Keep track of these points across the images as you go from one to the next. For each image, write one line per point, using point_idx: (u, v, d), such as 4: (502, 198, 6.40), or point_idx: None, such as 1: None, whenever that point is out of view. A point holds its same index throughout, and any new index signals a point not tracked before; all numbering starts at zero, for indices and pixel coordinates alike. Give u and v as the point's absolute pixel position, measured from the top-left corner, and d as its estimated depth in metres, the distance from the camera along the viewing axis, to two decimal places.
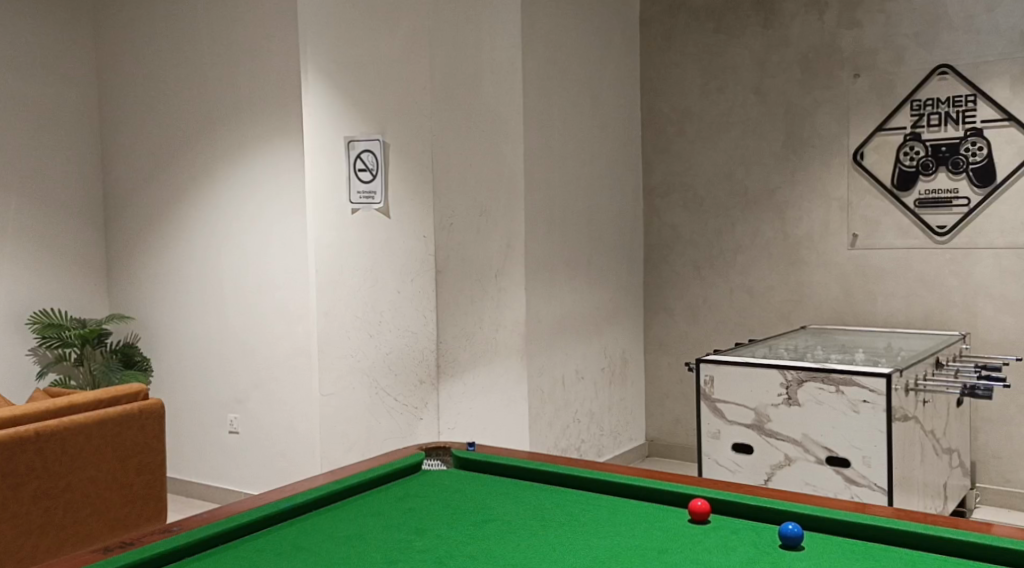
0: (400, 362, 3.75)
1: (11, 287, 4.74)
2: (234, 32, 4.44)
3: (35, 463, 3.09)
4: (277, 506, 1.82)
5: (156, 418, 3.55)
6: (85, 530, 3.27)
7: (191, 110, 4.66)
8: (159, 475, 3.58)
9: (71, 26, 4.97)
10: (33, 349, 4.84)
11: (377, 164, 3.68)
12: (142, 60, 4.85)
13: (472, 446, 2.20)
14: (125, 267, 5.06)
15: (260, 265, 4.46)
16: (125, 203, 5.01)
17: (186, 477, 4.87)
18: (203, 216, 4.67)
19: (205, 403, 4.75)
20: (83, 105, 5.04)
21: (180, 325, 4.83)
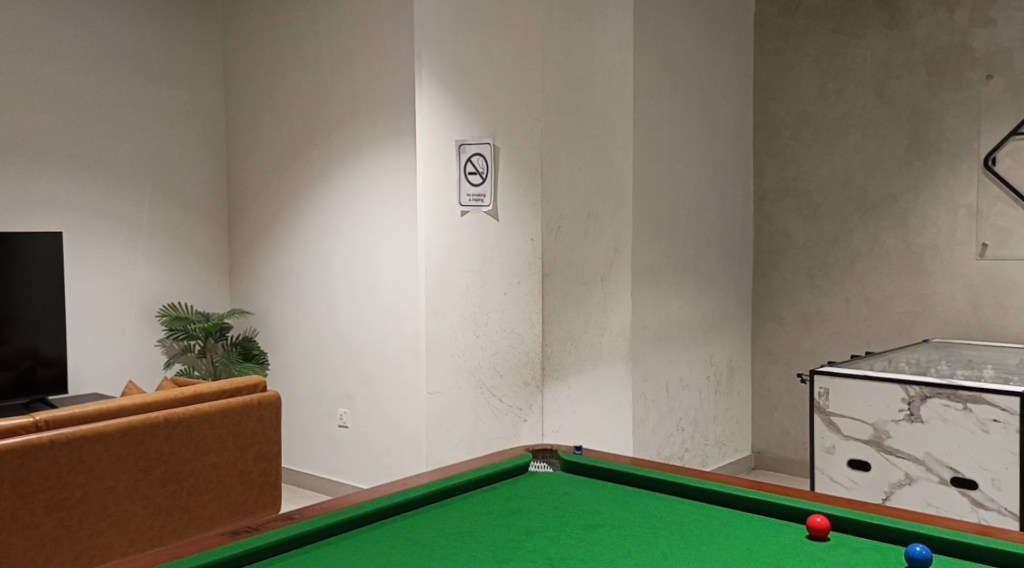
0: (506, 364, 3.72)
1: (144, 281, 5.03)
2: (352, 38, 4.59)
3: (164, 447, 3.28)
4: (391, 499, 1.87)
5: (273, 410, 3.71)
6: (207, 514, 3.44)
7: (310, 114, 4.84)
8: (275, 465, 3.73)
9: (201, 35, 5.24)
10: (161, 341, 5.11)
11: (487, 167, 3.70)
12: (265, 66, 5.08)
13: (579, 450, 2.21)
14: (245, 264, 5.30)
15: (371, 265, 4.60)
16: (248, 204, 5.25)
17: (298, 468, 5.05)
18: (319, 216, 4.85)
19: (317, 397, 4.93)
20: (211, 109, 5.31)
21: (295, 321, 5.02)
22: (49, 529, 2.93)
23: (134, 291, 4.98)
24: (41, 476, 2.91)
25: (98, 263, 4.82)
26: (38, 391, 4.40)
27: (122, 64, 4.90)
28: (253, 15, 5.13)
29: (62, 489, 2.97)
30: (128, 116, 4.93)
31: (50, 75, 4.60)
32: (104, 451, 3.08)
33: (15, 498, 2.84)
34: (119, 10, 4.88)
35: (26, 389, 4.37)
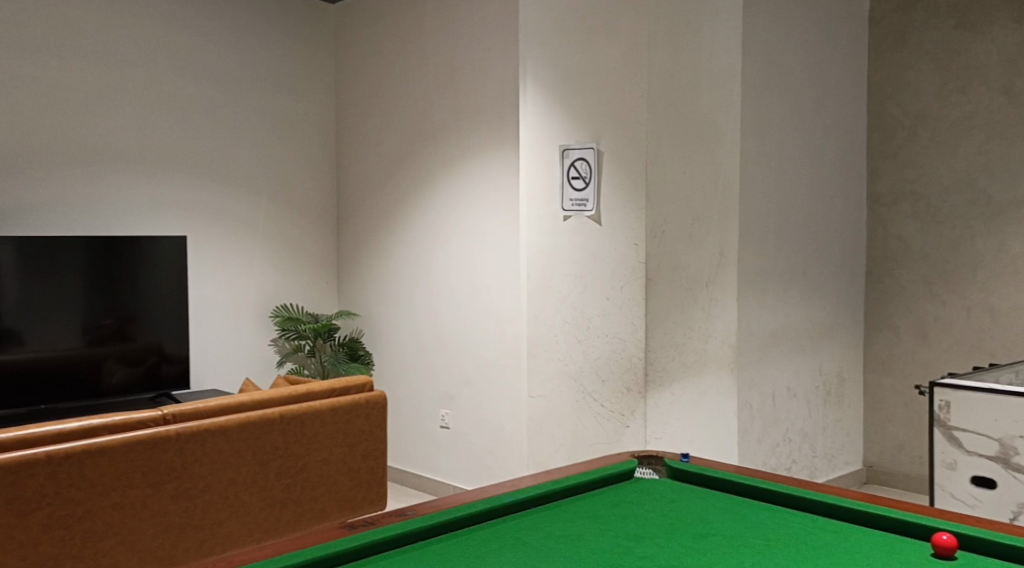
0: (608, 370, 3.71)
1: (259, 283, 5.25)
2: (457, 47, 4.68)
3: (279, 442, 3.42)
4: (500, 499, 1.91)
5: (380, 409, 3.81)
6: (317, 508, 3.58)
7: (416, 121, 4.95)
8: (381, 463, 3.83)
9: (315, 48, 5.45)
10: (274, 340, 5.32)
11: (590, 172, 3.71)
12: (374, 75, 5.23)
13: (686, 457, 2.19)
14: (353, 267, 5.47)
15: (473, 267, 4.67)
16: (356, 209, 5.42)
17: (401, 467, 5.17)
18: (424, 220, 4.96)
19: (421, 397, 5.02)
20: (322, 118, 5.51)
21: (399, 323, 5.15)
22: (175, 517, 3.10)
23: (250, 292, 5.20)
24: (168, 467, 3.08)
25: (218, 266, 5.06)
26: (164, 386, 4.58)
27: (242, 76, 5.12)
28: (362, 26, 5.30)
29: (187, 480, 3.14)
30: (247, 125, 5.16)
31: (177, 87, 4.85)
32: (225, 444, 3.24)
33: (145, 486, 3.02)
34: (239, 24, 5.10)
35: (152, 385, 4.54)
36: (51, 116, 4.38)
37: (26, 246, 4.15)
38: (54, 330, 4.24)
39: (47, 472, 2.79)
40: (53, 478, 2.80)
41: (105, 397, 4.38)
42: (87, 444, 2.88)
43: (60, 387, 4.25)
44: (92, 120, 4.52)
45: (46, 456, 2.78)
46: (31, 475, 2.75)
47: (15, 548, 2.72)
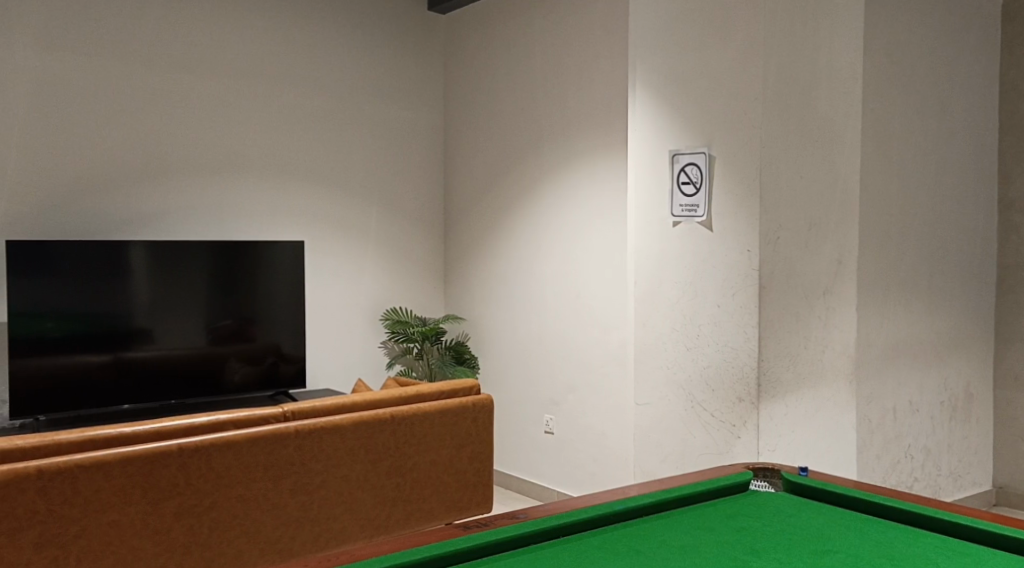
0: (718, 379, 3.64)
1: (370, 287, 5.39)
2: (565, 53, 4.69)
3: (390, 442, 3.50)
4: (611, 507, 1.90)
5: (488, 412, 3.83)
6: (425, 508, 3.65)
7: (524, 127, 4.99)
8: (487, 466, 3.86)
9: (426, 58, 5.58)
10: (384, 342, 5.45)
11: (701, 177, 3.65)
12: (482, 82, 5.30)
13: (804, 471, 2.13)
14: (461, 272, 5.56)
15: (579, 273, 4.66)
16: (464, 214, 5.50)
17: (505, 471, 5.20)
18: (530, 226, 4.98)
19: (526, 402, 5.04)
20: (432, 126, 5.62)
21: (504, 327, 5.19)
22: (292, 511, 3.23)
23: (362, 296, 5.35)
24: (287, 462, 3.20)
25: (333, 270, 5.22)
26: (281, 385, 4.76)
27: (356, 85, 5.28)
28: (472, 34, 5.38)
29: (304, 475, 3.25)
30: (361, 133, 5.31)
31: (296, 97, 5.03)
32: (339, 442, 3.34)
33: (266, 480, 3.15)
34: (355, 35, 5.26)
35: (271, 383, 4.72)
36: (181, 128, 4.62)
37: (155, 249, 4.36)
38: (181, 329, 4.45)
39: (178, 463, 2.94)
40: (183, 470, 2.96)
41: (227, 394, 4.58)
42: (214, 438, 3.02)
43: (187, 385, 4.46)
44: (218, 131, 4.75)
45: (177, 449, 2.94)
46: (164, 465, 2.92)
47: (149, 534, 2.89)
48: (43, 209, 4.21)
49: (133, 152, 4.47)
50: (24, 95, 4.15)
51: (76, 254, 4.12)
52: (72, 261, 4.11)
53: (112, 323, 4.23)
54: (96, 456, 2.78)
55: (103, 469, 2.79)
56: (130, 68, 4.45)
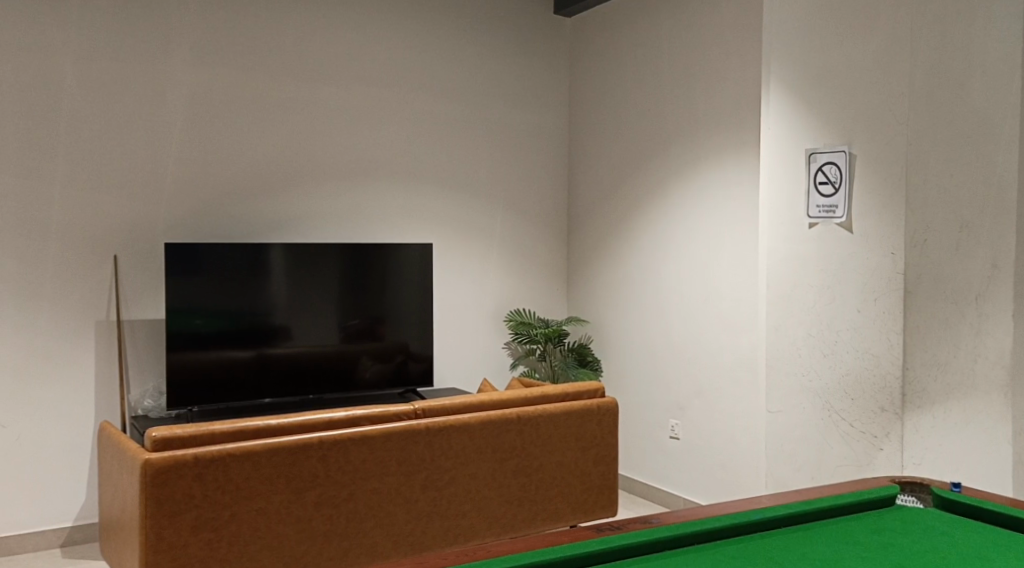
0: (858, 388, 3.49)
1: (495, 288, 5.46)
2: (694, 54, 4.62)
3: (516, 442, 3.53)
4: (748, 516, 1.85)
5: (613, 415, 3.80)
6: (551, 509, 3.66)
7: (651, 128, 4.94)
8: (613, 469, 3.84)
9: (551, 62, 5.61)
10: (508, 343, 5.52)
11: (841, 177, 3.52)
12: (609, 83, 5.28)
13: (957, 486, 2.00)
14: (585, 274, 5.56)
15: (707, 276, 4.57)
16: (588, 217, 5.51)
17: (629, 475, 5.16)
18: (656, 228, 4.92)
19: (651, 406, 4.98)
20: (557, 129, 5.65)
21: (628, 330, 5.15)
22: (424, 505, 3.32)
23: (487, 297, 5.44)
24: (419, 458, 3.29)
25: (459, 271, 5.33)
26: (410, 383, 4.89)
27: (484, 90, 5.36)
28: (598, 35, 5.38)
29: (435, 471, 3.34)
30: (488, 137, 5.39)
31: (427, 104, 5.17)
32: (468, 440, 3.40)
33: (399, 475, 3.26)
34: (483, 42, 5.35)
35: (400, 381, 4.86)
36: (319, 135, 4.82)
37: (294, 251, 4.56)
38: (317, 328, 4.64)
39: (319, 455, 3.08)
40: (323, 462, 3.09)
41: (359, 390, 4.75)
42: (351, 432, 3.14)
43: (323, 381, 4.65)
44: (353, 137, 4.93)
45: (318, 441, 3.08)
46: (306, 457, 3.06)
47: (292, 522, 3.04)
48: (197, 212, 4.49)
49: (277, 158, 4.70)
50: (180, 107, 4.42)
51: (222, 255, 4.35)
52: (219, 261, 4.34)
53: (255, 321, 4.45)
54: (245, 446, 2.95)
55: (252, 458, 2.95)
56: (275, 79, 4.68)
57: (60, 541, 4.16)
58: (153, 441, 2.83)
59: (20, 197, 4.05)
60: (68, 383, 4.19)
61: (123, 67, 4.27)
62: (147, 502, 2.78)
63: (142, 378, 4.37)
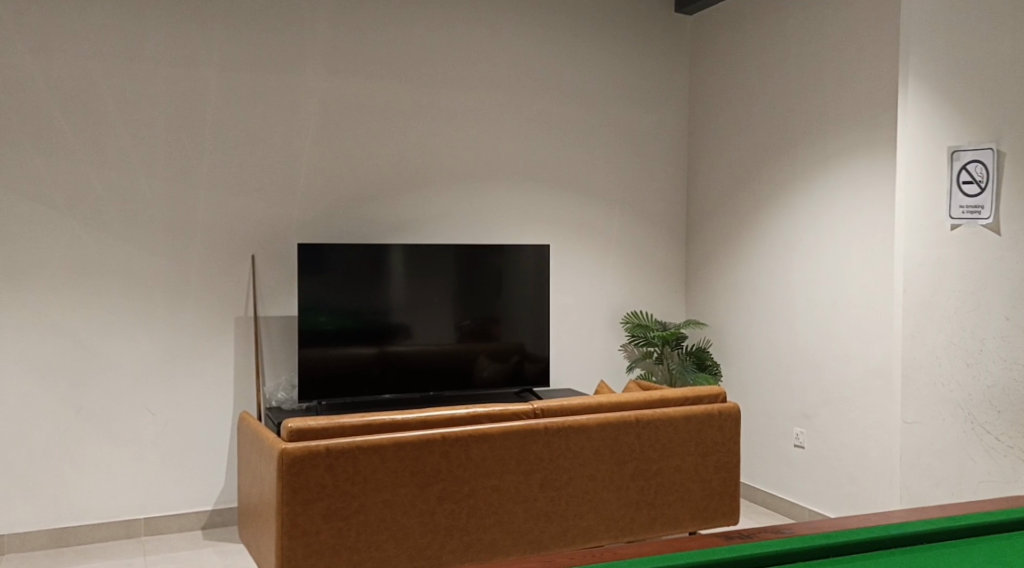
0: (1005, 400, 3.44)
1: (612, 290, 5.44)
2: (824, 49, 4.45)
3: (634, 445, 3.50)
4: (887, 531, 1.77)
5: (735, 421, 3.70)
6: (670, 514, 3.61)
7: (776, 127, 4.80)
8: (735, 475, 3.74)
9: (672, 61, 5.53)
10: (624, 345, 5.47)
11: (986, 175, 3.44)
12: (731, 82, 5.17)
13: None
14: (704, 276, 5.45)
15: (836, 280, 4.40)
16: (708, 218, 5.40)
17: (751, 484, 5.03)
18: (781, 230, 4.78)
19: (774, 413, 4.84)
20: (677, 130, 5.57)
21: (750, 335, 5.02)
22: (542, 505, 3.34)
23: (604, 298, 5.41)
24: (537, 458, 3.31)
25: (577, 272, 5.33)
26: (526, 382, 4.93)
27: (603, 90, 5.35)
28: (720, 33, 5.27)
29: (554, 471, 3.35)
30: (607, 138, 5.37)
31: (547, 105, 5.19)
32: (586, 441, 3.40)
33: (518, 473, 3.29)
34: (603, 43, 5.33)
35: (517, 380, 4.90)
36: (443, 138, 4.93)
37: (415, 251, 4.67)
38: (437, 326, 4.73)
39: (441, 451, 3.15)
40: (446, 457, 3.16)
41: (477, 389, 4.82)
42: (472, 430, 3.19)
43: (443, 379, 4.74)
44: (474, 140, 5.01)
45: (440, 437, 3.14)
46: (429, 452, 3.13)
47: (417, 515, 3.12)
48: (326, 214, 4.67)
49: (402, 162, 4.83)
50: (313, 113, 4.61)
51: (347, 255, 4.50)
52: (344, 261, 4.50)
53: (378, 319, 4.58)
54: (373, 439, 3.04)
55: (379, 451, 3.05)
56: (401, 85, 4.81)
57: (201, 523, 4.41)
58: (289, 432, 2.97)
59: (169, 199, 4.31)
60: (209, 375, 4.44)
61: (262, 75, 4.49)
62: (283, 490, 2.91)
63: (275, 371, 4.58)
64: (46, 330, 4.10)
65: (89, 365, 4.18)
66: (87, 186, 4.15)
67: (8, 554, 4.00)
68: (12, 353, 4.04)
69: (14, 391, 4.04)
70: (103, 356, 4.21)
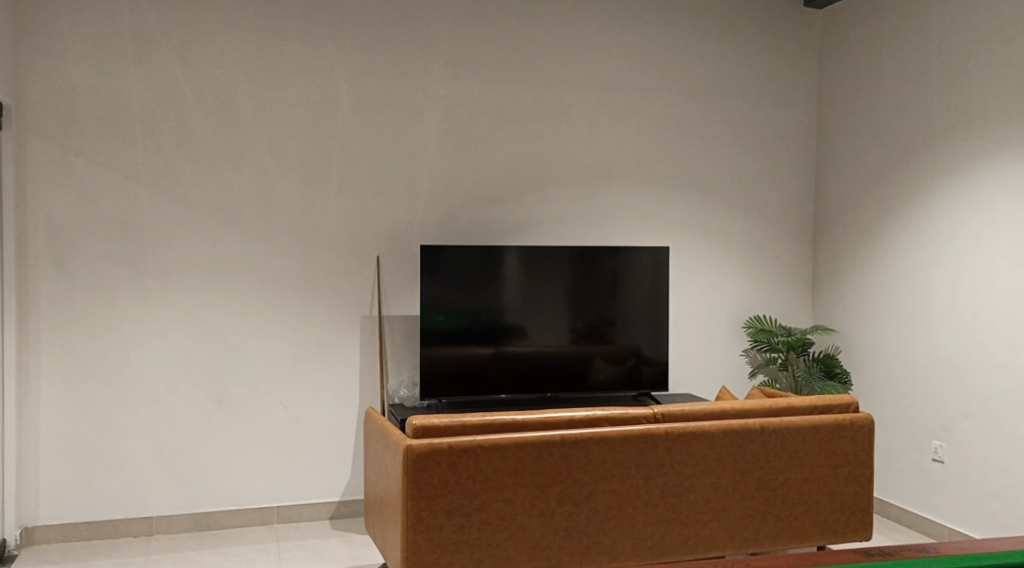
0: None
1: (734, 293, 5.29)
2: (971, 42, 4.20)
3: (760, 453, 3.39)
4: None
5: (867, 432, 3.53)
6: (798, 527, 3.47)
7: (915, 125, 4.55)
8: (868, 489, 3.56)
9: (801, 58, 5.34)
10: (746, 350, 5.32)
11: None
12: (866, 78, 4.93)
13: None
14: (833, 280, 5.23)
15: (981, 286, 4.14)
16: (838, 220, 5.18)
17: (884, 499, 4.79)
18: (918, 232, 4.53)
19: (909, 425, 4.59)
20: (805, 128, 5.37)
21: (884, 342, 4.78)
22: (663, 511, 3.29)
23: (727, 302, 5.28)
24: (658, 463, 3.26)
25: (698, 275, 5.22)
26: (644, 386, 4.86)
27: (728, 89, 5.21)
28: (853, 27, 5.04)
29: (675, 477, 3.29)
30: (732, 138, 5.23)
31: (669, 105, 5.10)
32: (708, 448, 3.32)
33: (639, 478, 3.24)
34: (728, 40, 5.20)
35: (634, 384, 4.84)
36: (564, 140, 4.92)
37: (533, 253, 4.68)
38: (554, 328, 4.72)
39: (561, 452, 3.14)
40: (566, 459, 3.15)
41: (594, 392, 4.78)
42: (592, 432, 3.17)
43: (560, 380, 4.73)
44: (595, 141, 4.98)
45: (560, 439, 3.14)
46: (549, 453, 3.13)
47: (537, 515, 3.13)
48: (448, 216, 4.74)
49: (523, 164, 4.86)
50: (437, 117, 4.70)
51: (467, 256, 4.56)
52: (464, 261, 4.56)
53: (496, 320, 4.62)
54: (495, 438, 3.07)
55: (500, 450, 3.07)
56: (522, 89, 4.84)
57: (329, 513, 4.56)
58: (414, 428, 3.03)
59: (302, 203, 4.49)
60: (338, 371, 4.59)
61: (389, 82, 4.61)
62: (408, 485, 2.96)
63: (398, 369, 4.69)
64: (192, 327, 4.34)
65: (229, 360, 4.40)
66: (228, 190, 4.37)
67: (156, 535, 4.26)
68: (162, 347, 4.30)
69: (162, 381, 4.30)
70: (242, 351, 4.42)
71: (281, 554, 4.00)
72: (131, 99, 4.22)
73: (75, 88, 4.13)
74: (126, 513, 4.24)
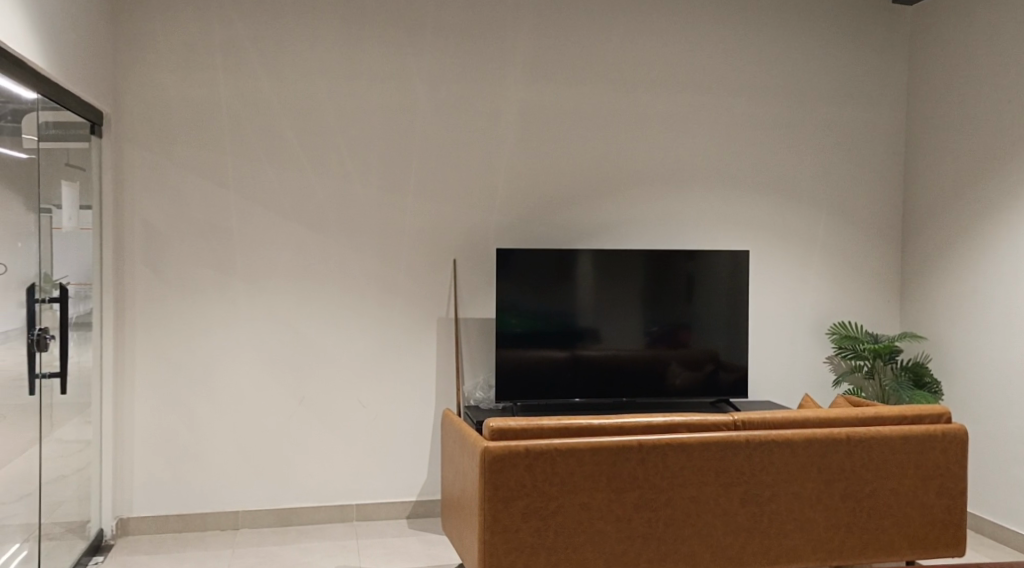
0: None
1: (817, 298, 5.15)
2: None
3: (845, 463, 3.28)
4: None
5: (960, 444, 3.38)
6: (886, 539, 3.35)
7: (1012, 123, 4.36)
8: (961, 503, 3.41)
9: (888, 56, 5.17)
10: (830, 357, 5.16)
11: None
12: (958, 76, 4.75)
13: None
14: (922, 286, 5.04)
15: None
16: (927, 223, 4.99)
17: (977, 513, 4.58)
18: (1016, 236, 4.33)
19: (1006, 437, 4.39)
20: (893, 128, 5.19)
21: (977, 350, 4.59)
22: (744, 519, 3.22)
23: (809, 307, 5.14)
24: (738, 470, 3.19)
25: (779, 279, 5.10)
26: (722, 392, 4.78)
27: (811, 89, 5.08)
28: (945, 23, 4.86)
29: (755, 485, 3.22)
30: (815, 139, 5.10)
31: (750, 106, 5.01)
32: (790, 457, 3.23)
33: (718, 486, 3.18)
34: (811, 38, 5.07)
35: (712, 390, 4.76)
36: (641, 142, 4.88)
37: (608, 257, 4.65)
38: (630, 332, 4.68)
39: (638, 457, 3.11)
40: (642, 464, 3.11)
41: (671, 397, 4.72)
42: (669, 438, 3.13)
43: (637, 385, 4.69)
44: (673, 143, 4.92)
45: (637, 444, 3.11)
46: (625, 458, 3.10)
47: (614, 520, 3.10)
48: (524, 219, 4.75)
49: (599, 167, 4.83)
50: (514, 121, 4.71)
51: (542, 259, 4.56)
52: (539, 264, 4.56)
53: (572, 323, 4.61)
54: (571, 442, 3.06)
55: (576, 454, 3.06)
56: (599, 92, 4.82)
57: (406, 512, 4.62)
58: (491, 431, 3.04)
59: (381, 206, 4.56)
60: (415, 372, 4.65)
61: (466, 86, 4.65)
62: (485, 486, 2.98)
63: (474, 371, 4.72)
64: (276, 327, 4.46)
65: (310, 359, 4.50)
66: (310, 194, 4.48)
67: (242, 529, 4.40)
68: (247, 347, 4.42)
69: (247, 380, 4.43)
70: (322, 352, 4.52)
71: (360, 550, 4.08)
72: (220, 106, 4.36)
73: (168, 98, 4.30)
74: (213, 506, 4.39)
